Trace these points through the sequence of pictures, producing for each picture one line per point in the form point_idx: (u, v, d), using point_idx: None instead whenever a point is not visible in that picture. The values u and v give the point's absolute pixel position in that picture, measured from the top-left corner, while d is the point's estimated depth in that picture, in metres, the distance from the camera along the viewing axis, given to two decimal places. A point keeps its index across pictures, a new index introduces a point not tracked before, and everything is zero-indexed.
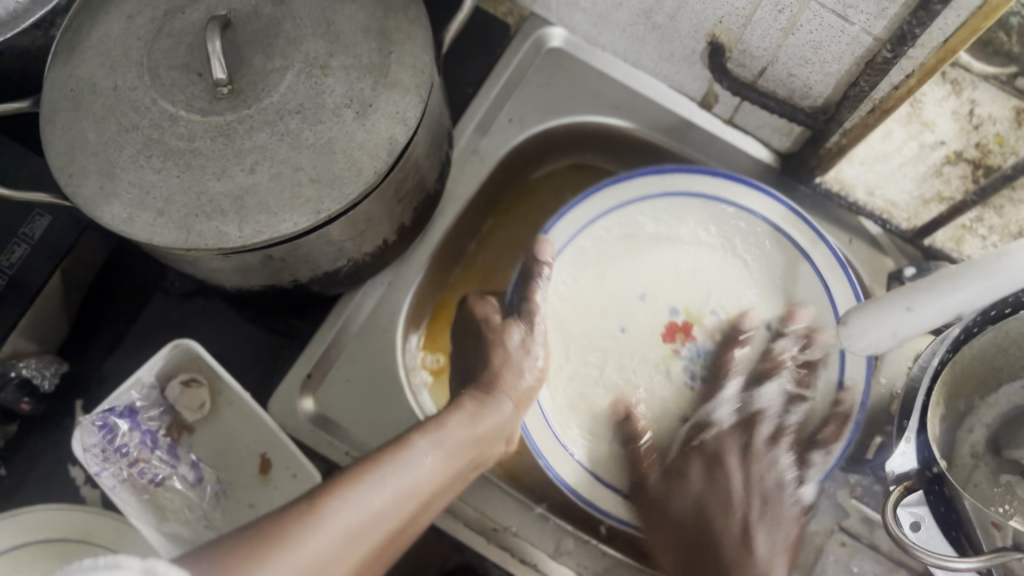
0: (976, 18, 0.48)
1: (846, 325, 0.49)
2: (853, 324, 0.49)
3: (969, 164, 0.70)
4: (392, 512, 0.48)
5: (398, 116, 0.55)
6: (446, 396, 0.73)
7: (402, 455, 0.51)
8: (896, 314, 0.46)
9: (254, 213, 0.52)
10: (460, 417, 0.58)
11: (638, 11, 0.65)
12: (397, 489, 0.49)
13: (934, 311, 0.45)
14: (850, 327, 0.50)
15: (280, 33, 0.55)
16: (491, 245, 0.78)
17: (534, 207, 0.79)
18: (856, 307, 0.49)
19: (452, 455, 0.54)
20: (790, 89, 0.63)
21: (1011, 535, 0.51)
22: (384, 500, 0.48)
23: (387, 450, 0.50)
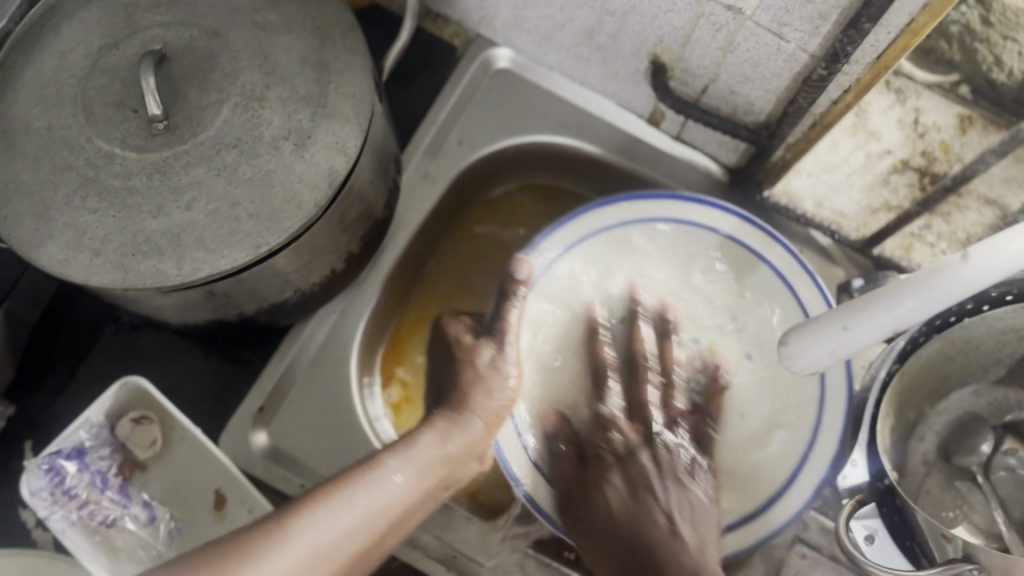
0: (907, 35, 0.48)
1: (789, 346, 0.49)
2: (793, 345, 0.49)
3: (915, 173, 0.71)
4: (361, 531, 0.49)
5: (338, 147, 0.54)
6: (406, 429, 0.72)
7: (374, 474, 0.52)
8: (834, 334, 0.47)
9: (192, 250, 0.52)
10: (431, 436, 0.58)
11: (581, 32, 0.66)
12: (368, 509, 0.50)
13: (872, 331, 0.46)
14: (791, 347, 0.50)
15: (217, 67, 0.55)
16: (446, 270, 0.77)
17: (488, 229, 0.79)
18: (797, 328, 0.49)
19: (422, 473, 0.55)
20: (733, 106, 0.63)
21: (960, 545, 0.53)
22: (355, 523, 0.49)
23: (357, 469, 0.52)
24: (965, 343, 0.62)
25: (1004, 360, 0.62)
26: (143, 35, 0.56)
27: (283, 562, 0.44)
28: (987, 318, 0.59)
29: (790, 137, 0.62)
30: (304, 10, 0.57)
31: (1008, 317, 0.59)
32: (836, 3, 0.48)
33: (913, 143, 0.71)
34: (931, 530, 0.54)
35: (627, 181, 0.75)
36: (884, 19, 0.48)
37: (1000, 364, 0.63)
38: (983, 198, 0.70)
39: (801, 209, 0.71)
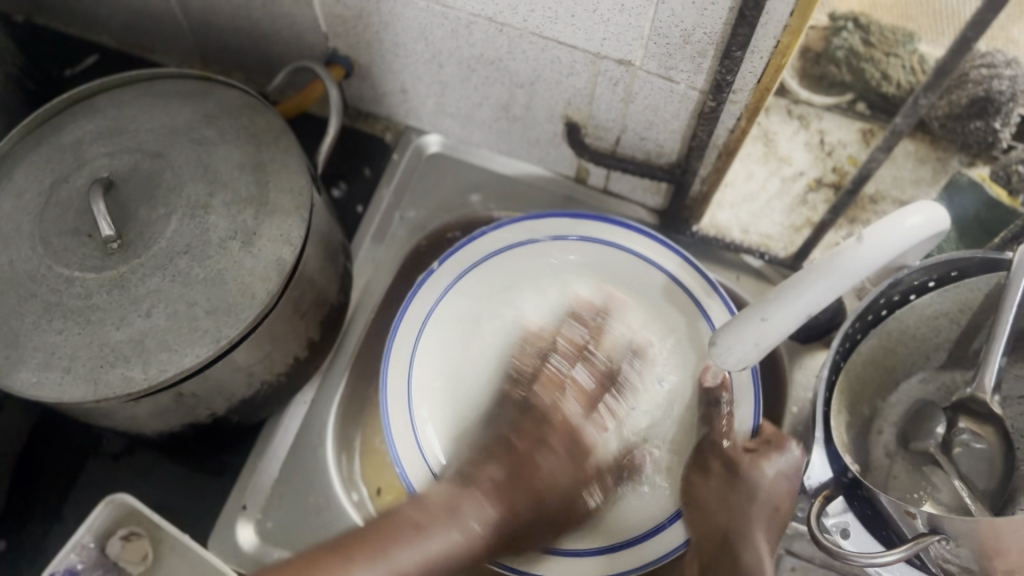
0: (776, 56, 0.53)
1: (718, 345, 0.53)
2: (723, 344, 0.53)
3: (830, 188, 0.77)
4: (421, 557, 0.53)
5: (283, 239, 0.58)
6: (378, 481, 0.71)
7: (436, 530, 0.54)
8: (753, 327, 0.51)
9: (156, 353, 0.54)
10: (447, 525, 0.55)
11: (498, 107, 0.71)
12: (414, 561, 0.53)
13: (785, 320, 0.50)
14: (720, 345, 0.54)
15: (162, 184, 0.59)
16: None
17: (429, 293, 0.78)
18: (723, 327, 0.53)
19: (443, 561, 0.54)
20: (645, 151, 0.68)
21: (925, 517, 0.54)
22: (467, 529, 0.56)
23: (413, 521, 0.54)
24: (901, 334, 0.65)
25: (944, 345, 0.66)
26: (89, 166, 0.60)
27: None
28: (916, 305, 0.63)
29: (702, 170, 0.67)
30: (237, 123, 0.62)
31: (935, 302, 0.63)
32: (710, 39, 0.54)
33: (823, 161, 0.77)
34: (896, 509, 0.56)
35: None
36: (754, 46, 0.53)
37: (941, 348, 0.66)
38: (897, 200, 0.77)
39: (729, 237, 0.75)
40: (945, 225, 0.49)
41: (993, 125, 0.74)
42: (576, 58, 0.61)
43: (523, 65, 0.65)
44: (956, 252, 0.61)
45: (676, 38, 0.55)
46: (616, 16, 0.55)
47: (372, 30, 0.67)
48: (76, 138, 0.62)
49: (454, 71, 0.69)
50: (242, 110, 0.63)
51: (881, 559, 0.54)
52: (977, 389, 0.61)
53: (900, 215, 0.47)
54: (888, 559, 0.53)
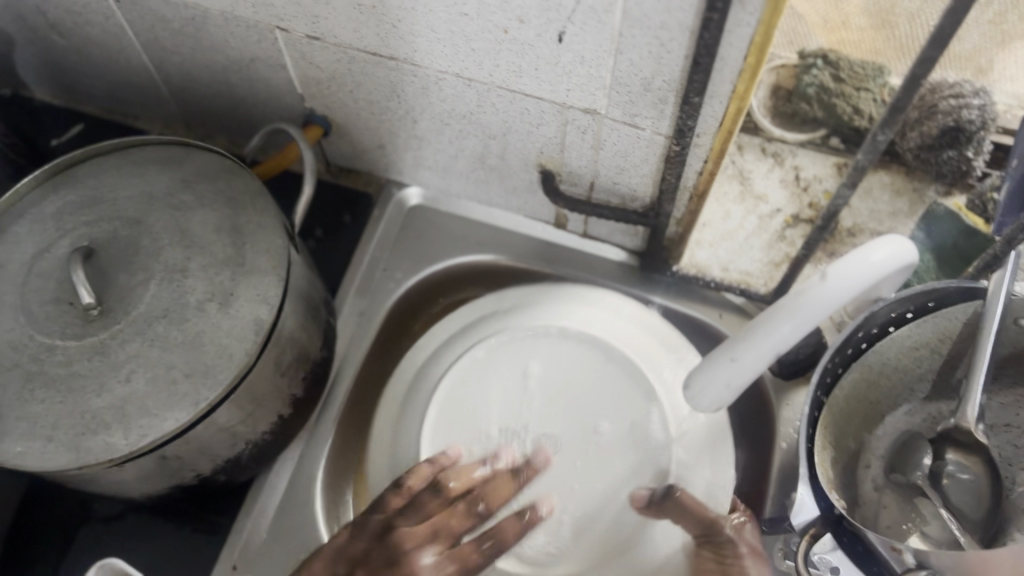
0: (736, 101, 0.54)
1: (692, 386, 0.54)
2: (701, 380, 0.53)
3: (807, 224, 0.77)
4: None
5: (260, 298, 0.58)
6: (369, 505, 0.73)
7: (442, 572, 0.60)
8: (723, 367, 0.51)
9: (136, 418, 0.55)
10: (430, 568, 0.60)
11: (474, 159, 0.73)
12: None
13: (754, 359, 0.50)
14: (694, 387, 0.54)
15: (141, 250, 0.60)
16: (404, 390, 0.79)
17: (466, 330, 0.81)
18: (695, 369, 0.53)
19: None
20: (620, 195, 0.69)
21: (911, 554, 0.54)
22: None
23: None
24: (882, 366, 0.65)
25: (927, 375, 0.66)
26: (70, 235, 0.61)
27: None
28: (896, 337, 0.63)
29: (675, 211, 0.68)
30: (214, 186, 0.63)
31: (913, 333, 0.63)
32: (670, 86, 0.55)
33: (799, 198, 0.78)
34: (883, 546, 0.55)
35: (552, 285, 0.80)
36: (711, 92, 0.53)
37: (925, 379, 0.66)
38: (875, 232, 0.77)
39: (709, 275, 0.75)
40: (913, 258, 0.49)
41: (966, 154, 0.74)
42: (543, 108, 0.62)
43: (494, 118, 0.66)
44: (933, 283, 0.62)
45: (637, 86, 0.56)
46: (577, 68, 0.57)
47: (345, 89, 0.69)
48: (56, 209, 0.63)
49: (428, 125, 0.70)
50: (219, 174, 0.64)
51: None
52: (961, 419, 0.61)
53: (865, 249, 0.47)
54: None
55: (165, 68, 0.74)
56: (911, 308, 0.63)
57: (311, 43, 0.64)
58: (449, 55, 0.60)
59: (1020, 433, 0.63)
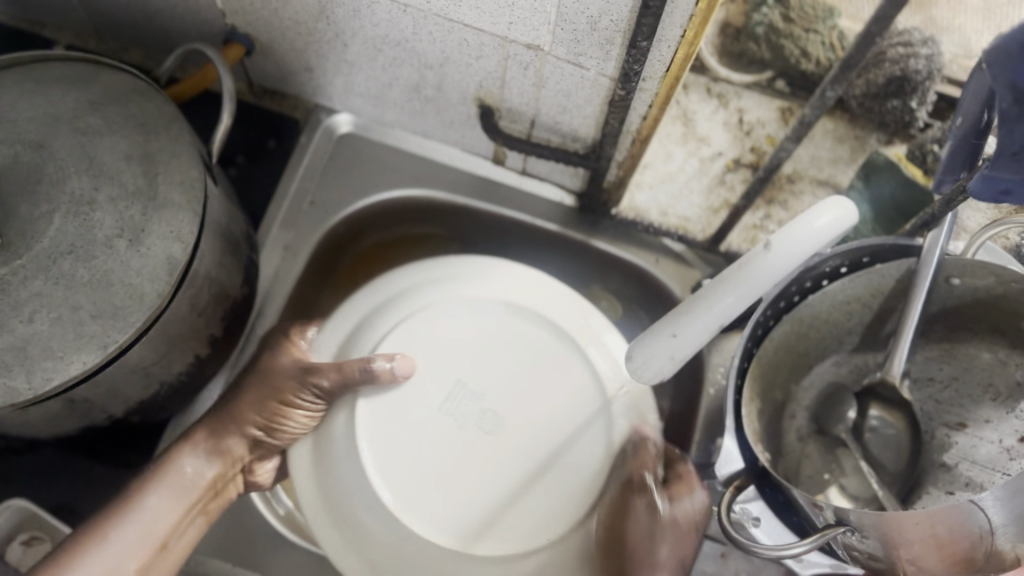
0: (685, 45, 0.51)
1: (630, 360, 0.49)
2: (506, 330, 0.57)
3: (748, 169, 0.76)
4: (167, 510, 0.57)
5: (173, 235, 0.55)
6: None
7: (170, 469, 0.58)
8: (662, 342, 0.48)
9: (40, 361, 0.51)
10: (195, 452, 0.59)
11: (409, 88, 0.69)
12: (126, 543, 0.55)
13: (696, 333, 0.47)
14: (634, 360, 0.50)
15: (44, 177, 0.55)
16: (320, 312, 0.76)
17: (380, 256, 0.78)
18: (634, 340, 0.49)
19: (182, 495, 0.58)
20: (561, 136, 0.67)
21: (832, 511, 0.54)
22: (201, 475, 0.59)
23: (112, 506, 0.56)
24: (814, 319, 0.65)
25: (856, 328, 0.66)
26: None
27: (112, 553, 0.55)
28: (828, 291, 0.63)
29: (617, 155, 0.66)
30: (125, 110, 0.59)
31: (847, 288, 0.63)
32: (616, 27, 0.52)
33: (741, 141, 0.77)
34: (806, 503, 0.56)
35: (488, 222, 0.78)
36: (660, 36, 0.50)
37: (854, 332, 0.66)
38: (814, 180, 0.77)
39: (648, 219, 0.74)
40: (853, 224, 0.47)
41: (909, 104, 0.74)
42: (483, 41, 0.59)
43: (431, 47, 0.62)
44: (870, 238, 0.61)
45: (583, 25, 0.53)
46: (520, 1, 0.53)
47: (270, 8, 0.64)
48: None
49: (361, 51, 0.66)
50: (132, 97, 0.59)
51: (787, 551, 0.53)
52: (887, 373, 0.62)
53: (809, 216, 0.46)
54: (798, 550, 0.53)
55: None
56: (846, 264, 0.62)
57: None
58: None
59: (942, 388, 0.65)
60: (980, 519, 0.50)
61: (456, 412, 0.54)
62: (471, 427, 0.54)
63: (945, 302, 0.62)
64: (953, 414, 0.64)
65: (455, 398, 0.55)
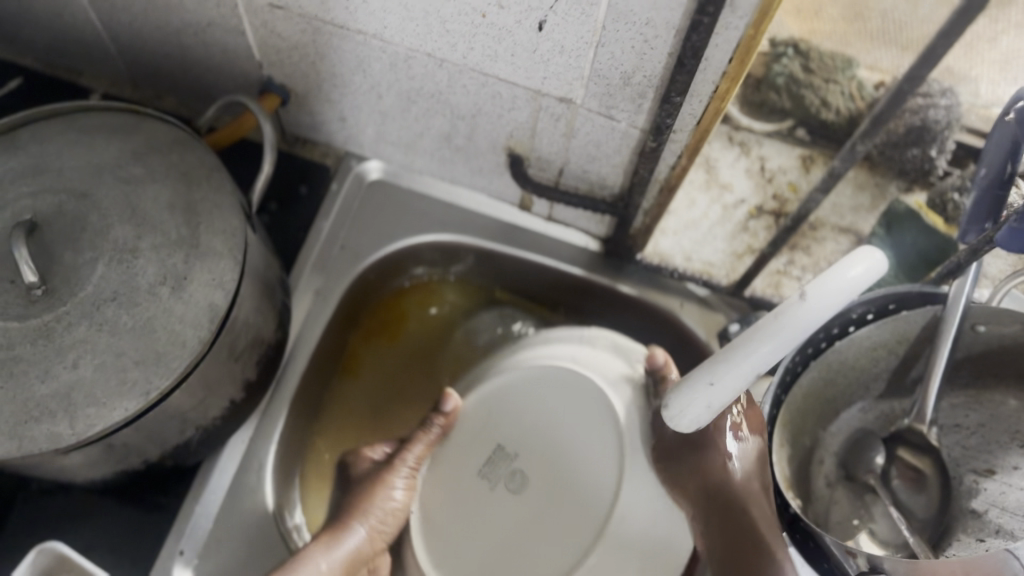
0: (716, 101, 0.53)
1: (671, 408, 0.51)
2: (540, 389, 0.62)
3: (770, 216, 0.78)
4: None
5: (214, 282, 0.56)
6: (314, 474, 0.75)
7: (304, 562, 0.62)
8: (701, 390, 0.49)
9: (83, 407, 0.52)
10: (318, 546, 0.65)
11: (439, 137, 0.70)
12: None
13: (734, 380, 0.48)
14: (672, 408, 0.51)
15: (89, 226, 0.56)
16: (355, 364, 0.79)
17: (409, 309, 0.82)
18: (672, 391, 0.51)
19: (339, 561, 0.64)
20: (589, 184, 0.68)
21: (865, 559, 0.53)
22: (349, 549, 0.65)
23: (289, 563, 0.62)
24: (841, 365, 0.66)
25: (882, 375, 0.67)
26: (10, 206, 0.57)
27: None
28: (855, 337, 0.63)
29: (644, 203, 0.67)
30: (167, 160, 0.60)
31: (874, 335, 0.64)
32: (649, 82, 0.53)
33: (763, 189, 0.78)
34: (838, 550, 0.55)
35: (514, 267, 0.79)
36: (692, 91, 0.52)
37: (880, 378, 0.67)
38: (837, 227, 0.78)
39: (672, 264, 0.75)
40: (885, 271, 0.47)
41: (928, 153, 0.75)
42: (516, 93, 0.60)
43: (464, 99, 0.63)
44: (895, 286, 0.62)
45: (616, 80, 0.54)
46: (555, 57, 0.54)
47: (307, 60, 0.65)
48: None
49: (394, 102, 0.67)
50: (173, 147, 0.61)
51: None
52: (916, 419, 0.63)
53: (843, 264, 0.46)
54: None
55: (114, 26, 0.70)
56: (872, 310, 0.63)
57: (273, 12, 0.60)
58: (420, 35, 0.57)
59: (969, 434, 0.65)
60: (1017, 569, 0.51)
61: (494, 473, 0.61)
62: (501, 487, 0.60)
63: (971, 349, 0.63)
64: (980, 460, 0.64)
65: (494, 460, 0.61)
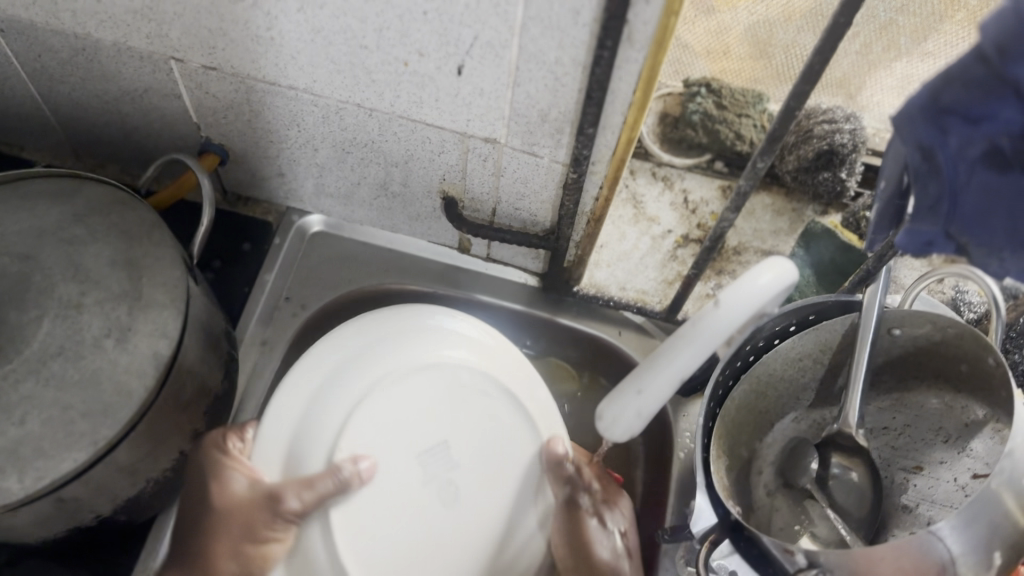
0: (628, 131, 0.56)
1: (603, 418, 0.54)
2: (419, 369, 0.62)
3: (696, 244, 0.82)
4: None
5: (159, 333, 0.58)
6: None
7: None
8: (630, 399, 0.53)
9: (32, 461, 0.53)
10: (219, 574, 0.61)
11: (376, 186, 0.73)
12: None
13: (659, 386, 0.52)
14: (605, 420, 0.55)
15: (32, 286, 0.58)
16: None
17: None
18: (604, 402, 0.54)
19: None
20: (521, 221, 0.71)
21: (802, 554, 0.57)
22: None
23: None
24: (770, 377, 0.69)
25: (810, 384, 0.70)
26: None
27: None
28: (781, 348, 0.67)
29: (574, 235, 0.70)
30: (108, 219, 0.62)
31: (797, 346, 0.67)
32: (565, 117, 0.57)
33: (688, 219, 0.82)
34: (778, 549, 0.58)
35: (456, 307, 0.81)
36: (604, 123, 0.56)
37: (809, 388, 0.71)
38: (759, 250, 0.82)
39: (608, 294, 0.79)
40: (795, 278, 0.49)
41: (839, 174, 0.79)
42: (444, 137, 0.64)
43: (396, 146, 0.66)
44: (813, 297, 0.66)
45: (534, 117, 0.58)
46: (476, 99, 0.58)
47: (242, 119, 0.68)
48: None
49: (329, 154, 0.70)
50: (114, 206, 0.63)
51: None
52: (843, 424, 0.65)
53: (752, 274, 0.48)
54: None
55: (53, 98, 0.72)
56: (794, 322, 0.67)
57: (207, 73, 0.63)
58: (348, 86, 0.60)
59: (897, 434, 0.69)
60: (940, 549, 0.53)
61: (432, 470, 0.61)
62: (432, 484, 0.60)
63: (890, 353, 0.67)
64: (908, 458, 0.68)
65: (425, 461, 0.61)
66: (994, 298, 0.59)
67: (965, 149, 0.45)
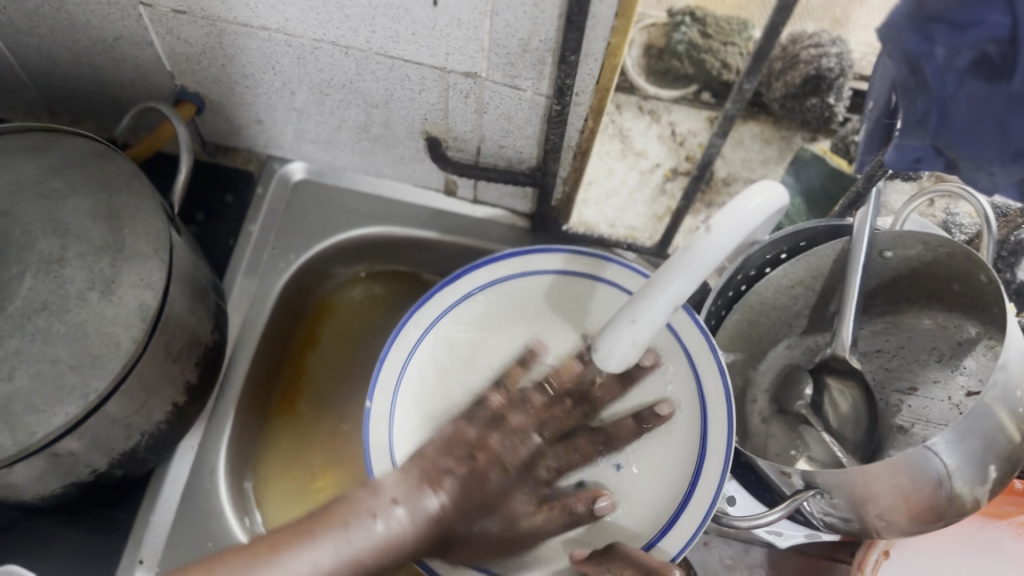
0: (610, 57, 0.55)
1: (600, 349, 0.55)
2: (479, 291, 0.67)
3: (685, 177, 0.81)
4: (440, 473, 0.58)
5: (143, 284, 0.57)
6: (270, 482, 0.75)
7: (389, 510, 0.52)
8: (626, 328, 0.53)
9: (22, 416, 0.53)
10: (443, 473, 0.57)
11: (358, 129, 0.72)
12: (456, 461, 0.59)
13: (654, 313, 0.51)
14: (601, 351, 0.56)
15: (12, 243, 0.57)
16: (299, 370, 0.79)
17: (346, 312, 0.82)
18: (599, 335, 0.55)
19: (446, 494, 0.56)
20: (507, 158, 0.70)
21: (799, 476, 0.57)
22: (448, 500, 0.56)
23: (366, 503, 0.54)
24: (762, 305, 0.69)
25: (802, 311, 0.70)
26: None
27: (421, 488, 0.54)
28: (772, 277, 0.67)
29: (561, 171, 0.69)
30: (86, 171, 0.61)
31: (789, 273, 0.67)
32: (546, 46, 0.55)
33: (676, 152, 0.82)
34: (774, 473, 0.59)
35: (443, 251, 0.80)
36: (586, 50, 0.54)
37: (801, 315, 0.71)
38: (748, 180, 0.81)
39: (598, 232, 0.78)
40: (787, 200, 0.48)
41: (827, 101, 0.78)
42: (424, 74, 0.62)
43: (374, 86, 0.65)
44: (802, 224, 0.65)
45: (514, 47, 0.56)
46: (454, 31, 0.56)
47: (217, 65, 0.67)
48: None
49: (308, 97, 0.69)
50: (91, 158, 0.62)
51: (763, 521, 0.57)
52: (837, 348, 0.66)
53: (742, 198, 0.46)
54: (771, 518, 0.57)
55: (23, 53, 0.71)
56: (785, 249, 0.66)
57: (177, 18, 0.62)
58: (322, 24, 0.59)
59: (890, 356, 0.68)
60: (936, 465, 0.53)
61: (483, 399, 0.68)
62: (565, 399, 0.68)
63: (882, 277, 0.67)
64: (903, 378, 0.67)
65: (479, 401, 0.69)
66: (984, 215, 0.59)
67: (952, 60, 0.43)
